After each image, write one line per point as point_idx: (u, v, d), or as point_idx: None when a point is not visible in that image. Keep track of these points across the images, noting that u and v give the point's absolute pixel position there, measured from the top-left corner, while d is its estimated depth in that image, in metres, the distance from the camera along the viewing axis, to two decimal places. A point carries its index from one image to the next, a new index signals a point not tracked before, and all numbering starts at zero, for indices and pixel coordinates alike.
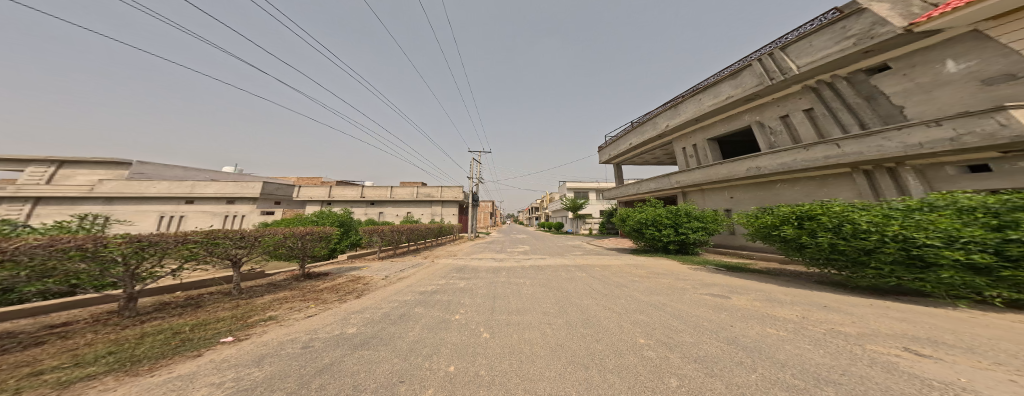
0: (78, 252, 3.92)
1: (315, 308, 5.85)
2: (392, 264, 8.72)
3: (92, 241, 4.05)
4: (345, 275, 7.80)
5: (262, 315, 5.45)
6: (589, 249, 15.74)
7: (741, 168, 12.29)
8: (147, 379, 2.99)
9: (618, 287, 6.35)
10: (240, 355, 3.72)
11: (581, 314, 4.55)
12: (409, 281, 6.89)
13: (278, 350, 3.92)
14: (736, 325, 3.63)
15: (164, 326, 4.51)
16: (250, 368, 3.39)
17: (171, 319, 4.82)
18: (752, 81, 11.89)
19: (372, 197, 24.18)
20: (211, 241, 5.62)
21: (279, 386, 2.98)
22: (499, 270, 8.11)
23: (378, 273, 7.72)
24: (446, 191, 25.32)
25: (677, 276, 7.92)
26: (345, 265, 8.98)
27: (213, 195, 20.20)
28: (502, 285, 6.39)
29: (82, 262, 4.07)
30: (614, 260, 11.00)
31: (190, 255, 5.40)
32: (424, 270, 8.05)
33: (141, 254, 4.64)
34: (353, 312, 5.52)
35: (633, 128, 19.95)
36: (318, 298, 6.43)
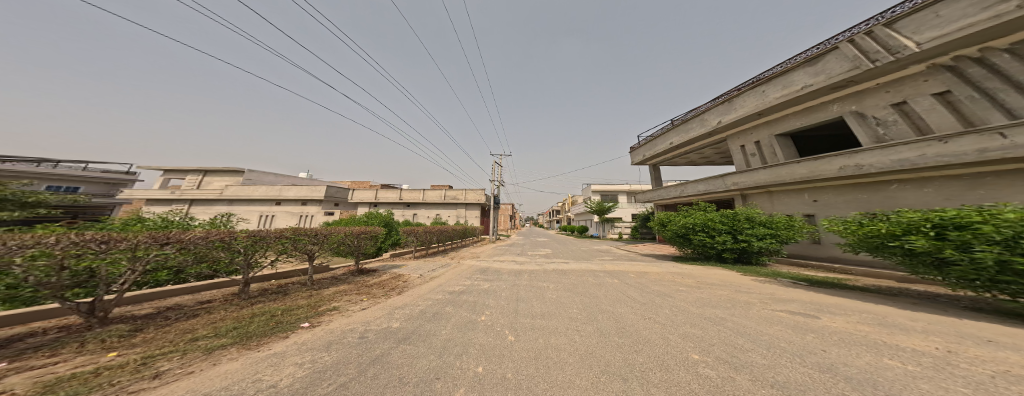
0: (221, 243, 5.07)
1: (366, 301, 6.47)
2: (425, 263, 9.25)
3: (229, 235, 5.18)
4: (390, 272, 8.49)
5: (327, 305, 6.23)
6: (630, 255, 14.38)
7: (830, 167, 9.86)
8: (256, 353, 3.60)
9: (660, 295, 5.58)
10: (315, 339, 4.26)
11: (623, 322, 4.03)
12: (440, 281, 7.13)
13: (340, 338, 4.38)
14: (832, 351, 2.75)
15: (265, 309, 5.43)
16: (317, 351, 3.83)
17: (269, 303, 5.84)
18: (841, 65, 9.55)
19: (408, 200, 26.01)
20: (296, 237, 6.71)
21: (342, 372, 3.27)
22: (522, 273, 7.87)
23: (413, 272, 8.22)
24: (472, 194, 26.16)
25: (738, 288, 6.61)
26: (386, 262, 9.82)
27: (293, 198, 24.56)
28: (525, 288, 6.15)
29: (222, 251, 5.25)
30: (655, 267, 9.79)
31: (283, 249, 6.51)
32: (451, 270, 8.27)
33: (255, 247, 5.79)
34: (395, 307, 5.92)
35: (674, 126, 17.84)
36: (367, 292, 7.13)
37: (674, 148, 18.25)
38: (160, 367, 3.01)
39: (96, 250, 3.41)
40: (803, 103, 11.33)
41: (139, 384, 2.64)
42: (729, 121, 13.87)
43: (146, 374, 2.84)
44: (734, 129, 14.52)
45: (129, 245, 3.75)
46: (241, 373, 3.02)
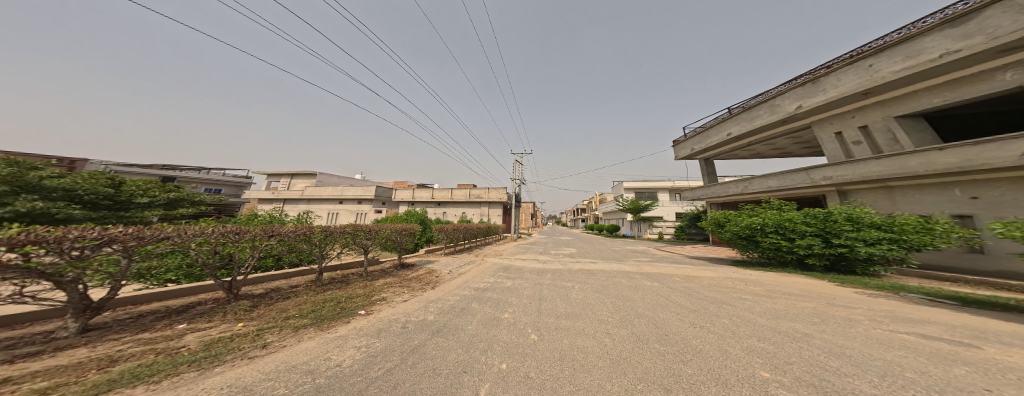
0: (303, 236, 5.98)
1: (407, 294, 6.92)
2: (454, 260, 9.60)
3: (308, 229, 6.09)
4: (424, 267, 8.96)
5: (376, 296, 6.75)
6: (676, 257, 12.89)
7: (1001, 155, 6.92)
8: (330, 333, 4.12)
9: (713, 302, 4.83)
10: (368, 325, 4.68)
11: (665, 329, 3.56)
12: (467, 277, 7.29)
13: (386, 326, 4.74)
14: (981, 391, 1.96)
15: (332, 296, 6.08)
16: (366, 337, 4.20)
17: (337, 290, 6.56)
18: (1015, 16, 6.63)
19: (438, 198, 26.67)
20: (356, 233, 7.53)
21: (385, 359, 3.50)
22: (545, 272, 7.57)
23: (444, 267, 8.56)
24: (495, 192, 26.27)
25: (817, 299, 5.36)
26: (421, 257, 10.42)
27: (346, 197, 27.76)
28: (549, 287, 5.89)
29: (306, 243, 6.22)
30: (702, 271, 8.59)
31: (347, 243, 7.38)
32: (476, 267, 8.40)
33: (327, 239, 6.67)
34: (430, 300, 6.20)
35: (737, 114, 15.07)
36: (408, 284, 7.66)
37: (734, 140, 15.63)
38: (268, 338, 3.62)
39: (232, 237, 4.51)
40: (942, 74, 8.27)
41: (257, 352, 3.20)
42: (820, 103, 10.99)
43: (256, 343, 3.45)
44: (828, 113, 11.46)
45: (251, 236, 4.83)
46: (316, 351, 3.46)
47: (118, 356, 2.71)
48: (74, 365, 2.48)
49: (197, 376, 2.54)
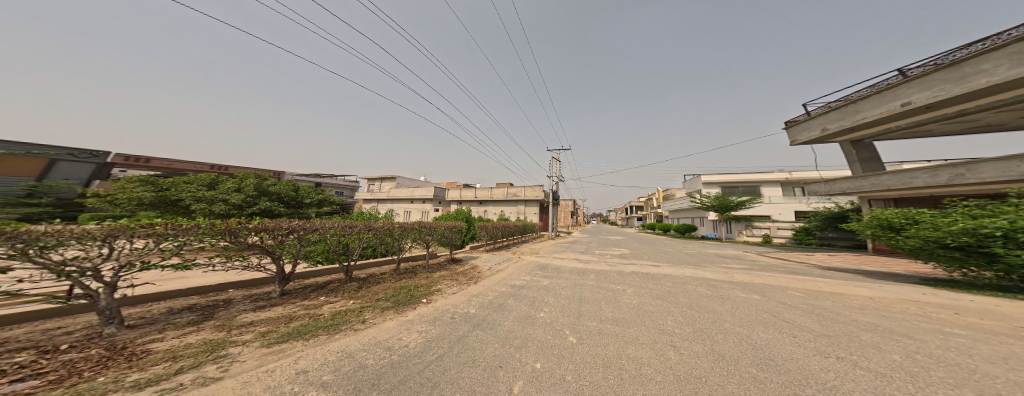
0: (388, 230, 6.92)
1: (456, 283, 7.07)
2: (494, 256, 9.88)
3: (390, 225, 6.98)
4: (466, 263, 9.31)
5: (433, 287, 6.69)
6: (757, 264, 10.74)
7: None
8: (406, 317, 4.72)
9: (825, 324, 3.77)
10: (430, 312, 5.18)
11: (756, 350, 2.94)
12: (504, 274, 7.44)
13: (447, 314, 5.19)
14: None
15: (405, 285, 6.61)
16: (427, 322, 4.67)
17: (407, 280, 6.98)
18: None
19: (479, 198, 27.72)
20: (422, 229, 8.10)
21: (435, 346, 3.82)
22: (586, 272, 7.17)
23: (486, 263, 8.88)
24: (530, 190, 26.05)
25: (983, 324, 3.84)
26: (466, 253, 10.85)
27: (398, 198, 30.86)
28: (590, 289, 5.56)
29: (393, 237, 7.25)
30: (788, 281, 6.99)
31: (416, 237, 8.05)
32: (514, 264, 8.54)
33: (402, 234, 7.45)
34: (472, 294, 6.40)
35: (931, 74, 8.76)
36: (456, 274, 7.78)
37: (920, 111, 9.43)
38: (364, 316, 4.46)
39: (347, 231, 5.84)
40: None
41: (354, 328, 3.97)
42: None
43: (356, 320, 4.26)
44: None
45: (360, 230, 6.12)
46: (388, 334, 4.02)
47: (287, 318, 3.93)
48: (273, 318, 3.89)
49: (316, 343, 3.33)
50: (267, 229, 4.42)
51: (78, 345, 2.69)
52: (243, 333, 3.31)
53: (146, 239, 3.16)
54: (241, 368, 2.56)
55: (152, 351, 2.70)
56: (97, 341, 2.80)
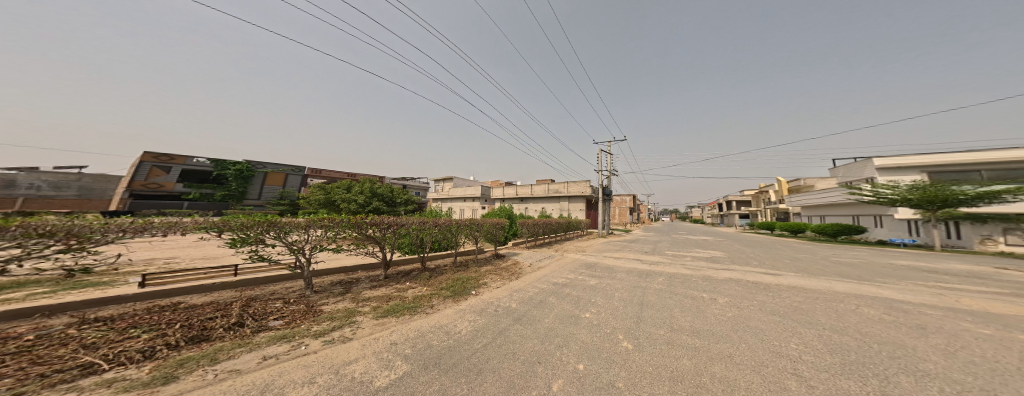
0: (450, 226, 7.75)
1: (501, 279, 7.24)
2: (535, 253, 9.96)
3: (450, 222, 7.76)
4: (508, 258, 9.44)
5: (480, 279, 7.09)
6: (882, 269, 8.31)
7: None
8: (460, 306, 5.18)
9: (1004, 356, 2.66)
10: (479, 304, 5.49)
11: (885, 379, 2.27)
12: (546, 271, 7.44)
13: (501, 308, 5.38)
14: None
15: (461, 277, 7.16)
16: (475, 313, 4.99)
17: (462, 272, 7.59)
18: None
19: (519, 195, 27.66)
20: (472, 226, 8.60)
21: (480, 337, 4.02)
22: (653, 275, 6.67)
23: (527, 260, 9.00)
24: (574, 186, 25.18)
25: None
26: (510, 249, 11.06)
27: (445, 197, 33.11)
28: (647, 292, 5.24)
29: (454, 233, 8.07)
30: (921, 294, 5.33)
31: (469, 233, 8.61)
32: (558, 261, 8.49)
33: (458, 229, 8.16)
34: (513, 288, 6.46)
35: None
36: (500, 270, 7.95)
37: None
38: (433, 302, 5.18)
39: (423, 225, 6.93)
40: None
41: (425, 313, 4.58)
42: None
43: (427, 305, 4.99)
44: None
45: (430, 225, 7.11)
46: (446, 320, 4.44)
47: (387, 298, 5.07)
48: (380, 296, 5.17)
49: (402, 322, 4.11)
50: (378, 223, 5.82)
51: (291, 303, 4.46)
52: (364, 306, 4.59)
53: (318, 230, 5.03)
54: (362, 333, 3.54)
55: (316, 313, 4.11)
56: (299, 303, 4.53)
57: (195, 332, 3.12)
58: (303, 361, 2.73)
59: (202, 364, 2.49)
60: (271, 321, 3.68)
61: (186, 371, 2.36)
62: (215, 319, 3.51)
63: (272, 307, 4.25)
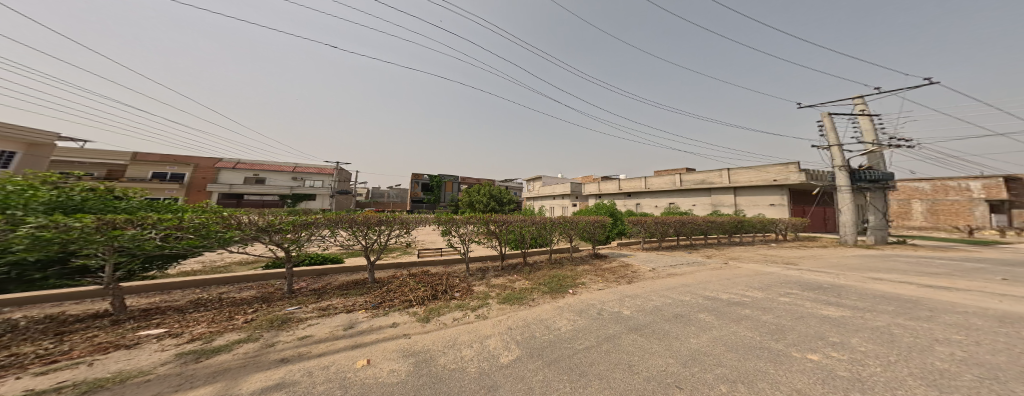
0: (549, 223, 7.96)
1: (603, 283, 6.39)
2: (656, 258, 8.34)
3: (546, 219, 7.95)
4: (618, 261, 8.18)
5: (578, 278, 6.76)
6: None
7: None
8: (558, 303, 5.05)
9: None
10: (578, 304, 5.12)
11: None
12: (682, 280, 5.90)
13: (613, 314, 4.71)
14: None
15: (557, 274, 7.03)
16: (574, 312, 4.73)
17: (559, 270, 7.45)
18: None
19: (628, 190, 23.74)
20: (565, 224, 8.38)
21: (578, 339, 3.70)
22: (886, 304, 4.21)
23: (645, 264, 7.68)
24: (738, 174, 18.22)
25: None
26: (619, 251, 9.74)
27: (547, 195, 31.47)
28: (875, 325, 3.28)
29: (553, 230, 8.16)
30: None
31: (565, 232, 8.40)
32: (700, 272, 6.67)
33: (554, 226, 8.17)
34: (624, 294, 5.50)
35: None
36: (600, 274, 7.04)
37: None
38: (534, 296, 5.35)
39: (531, 224, 7.48)
40: None
41: (527, 306, 4.77)
42: None
43: (530, 298, 5.18)
44: None
45: (536, 224, 7.60)
46: (546, 316, 4.40)
47: (504, 286, 5.82)
48: (501, 285, 5.96)
49: (512, 309, 4.59)
50: (504, 221, 6.87)
51: (454, 283, 5.89)
52: (497, 288, 5.67)
53: (468, 225, 6.38)
54: (492, 314, 4.38)
55: (466, 294, 5.34)
56: (460, 283, 5.97)
57: (433, 295, 5.16)
58: (467, 328, 3.92)
59: (436, 315, 4.36)
60: (451, 295, 5.24)
61: (436, 316, 4.35)
62: (439, 285, 5.57)
63: (457, 283, 6.00)
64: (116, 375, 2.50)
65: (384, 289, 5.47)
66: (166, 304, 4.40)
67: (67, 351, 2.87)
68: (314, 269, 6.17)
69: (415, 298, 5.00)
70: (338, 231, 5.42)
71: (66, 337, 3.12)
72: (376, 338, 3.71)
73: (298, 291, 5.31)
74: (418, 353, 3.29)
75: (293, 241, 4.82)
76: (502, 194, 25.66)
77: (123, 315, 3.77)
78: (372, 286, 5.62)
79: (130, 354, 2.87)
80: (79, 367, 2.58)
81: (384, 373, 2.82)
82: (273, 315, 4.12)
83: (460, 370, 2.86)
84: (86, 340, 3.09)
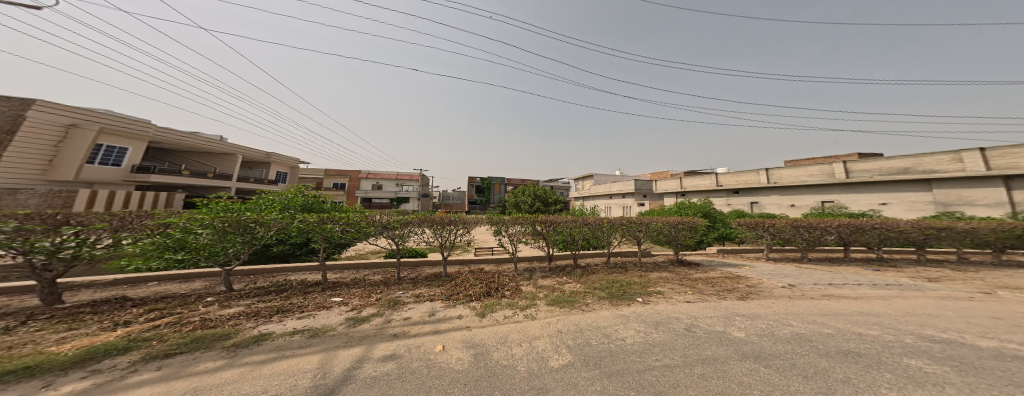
0: (608, 224, 6.41)
1: (694, 296, 4.25)
2: (792, 274, 6.10)
3: (602, 221, 6.44)
4: (722, 271, 5.68)
5: (650, 286, 4.66)
6: None
7: None
8: (621, 311, 3.93)
9: None
10: (650, 314, 3.79)
11: None
12: (866, 308, 4.13)
13: (710, 333, 3.30)
14: None
15: (617, 279, 5.11)
16: (647, 323, 3.60)
17: (620, 275, 5.33)
18: None
19: (731, 185, 16.59)
20: (631, 225, 6.52)
21: (652, 353, 3.01)
22: None
23: (774, 279, 5.54)
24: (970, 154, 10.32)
25: None
26: (721, 260, 7.53)
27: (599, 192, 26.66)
28: None
29: (607, 231, 6.46)
30: None
31: (628, 236, 6.62)
32: (870, 303, 4.38)
33: (613, 228, 6.47)
34: (736, 312, 3.77)
35: None
36: (692, 286, 4.69)
37: None
38: (588, 300, 4.34)
39: (585, 226, 6.28)
40: None
41: (580, 309, 4.06)
42: None
43: (582, 301, 4.30)
44: None
45: (592, 225, 6.31)
46: (606, 322, 3.71)
47: (553, 287, 5.06)
48: (548, 286, 5.18)
49: (565, 312, 4.07)
50: (551, 222, 6.02)
51: (504, 281, 5.66)
52: (548, 292, 4.90)
53: (515, 225, 5.88)
54: (541, 315, 4.13)
55: (516, 292, 5.07)
56: (510, 281, 5.68)
57: (487, 292, 5.17)
58: (517, 326, 3.96)
59: (490, 311, 4.44)
60: (502, 293, 5.08)
61: (490, 311, 4.43)
62: (492, 284, 5.52)
63: (505, 282, 5.69)
64: (322, 328, 4.13)
65: (454, 283, 5.79)
66: (344, 277, 6.31)
67: (308, 305, 4.93)
68: (410, 260, 6.95)
69: (473, 293, 5.14)
70: (426, 229, 5.94)
71: (306, 297, 5.30)
72: (445, 327, 4.08)
73: (403, 278, 6.19)
74: (489, 349, 3.60)
75: (399, 235, 5.71)
76: (547, 194, 24.87)
77: (325, 285, 5.77)
78: (446, 279, 6.01)
79: (328, 313, 4.59)
80: (310, 318, 4.45)
81: (452, 361, 3.37)
82: (390, 298, 5.15)
83: (512, 367, 3.27)
84: (313, 300, 5.14)
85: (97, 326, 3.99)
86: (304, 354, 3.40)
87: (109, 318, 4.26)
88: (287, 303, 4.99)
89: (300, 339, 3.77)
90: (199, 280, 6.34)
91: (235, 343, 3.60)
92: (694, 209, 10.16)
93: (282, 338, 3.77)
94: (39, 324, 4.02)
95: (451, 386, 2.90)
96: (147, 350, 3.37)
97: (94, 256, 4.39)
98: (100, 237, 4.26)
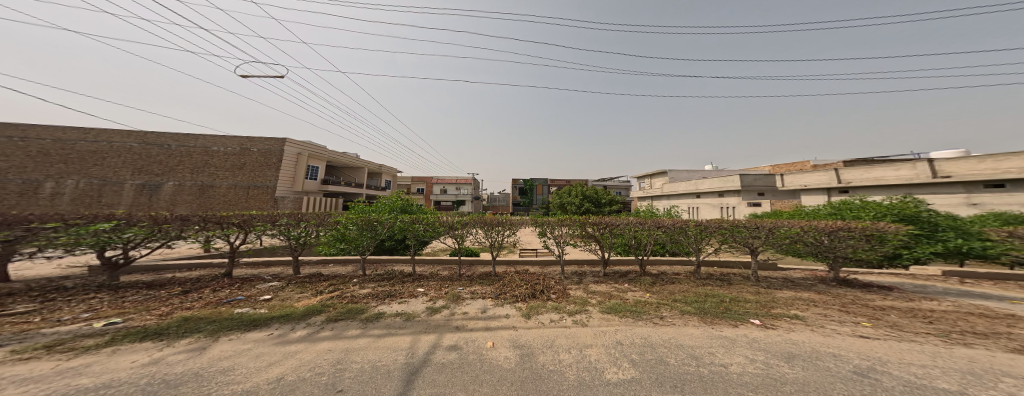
0: (691, 226, 4.92)
1: (876, 330, 2.50)
2: None
3: (683, 222, 5.00)
4: (940, 301, 3.26)
5: (777, 309, 3.10)
6: None
7: None
8: (721, 332, 2.77)
9: None
10: (776, 342, 2.46)
11: None
12: None
13: (924, 389, 1.68)
14: None
15: (712, 293, 3.76)
16: (768, 352, 2.34)
17: (717, 288, 3.90)
18: None
19: (967, 174, 9.64)
20: (734, 229, 4.75)
21: (782, 392, 1.84)
22: None
23: None
24: None
25: None
26: (944, 286, 4.22)
27: (678, 191, 20.75)
28: None
29: (690, 234, 4.96)
30: None
31: (725, 242, 4.88)
32: None
33: (699, 230, 4.91)
34: (1001, 365, 1.90)
35: None
36: (872, 316, 2.82)
37: None
38: (663, 313, 3.36)
39: (659, 229, 5.04)
40: None
41: (651, 323, 3.17)
42: None
43: (654, 313, 3.37)
44: None
45: (670, 228, 5.00)
46: (695, 342, 2.67)
47: (610, 294, 4.23)
48: (602, 292, 4.39)
49: (628, 323, 3.28)
50: (609, 224, 5.14)
51: (550, 283, 5.20)
52: (606, 298, 4.10)
53: (562, 227, 5.35)
54: (594, 322, 3.48)
55: (563, 296, 4.55)
56: (556, 284, 5.19)
57: (533, 293, 4.87)
58: (564, 332, 3.48)
59: (536, 313, 4.12)
60: (547, 296, 4.66)
61: (535, 314, 4.10)
62: (538, 285, 5.18)
63: (551, 284, 5.23)
64: (411, 313, 4.93)
65: (501, 283, 5.79)
66: (426, 271, 7.48)
67: (404, 292, 6.05)
68: (467, 258, 7.54)
69: (519, 294, 4.95)
70: (479, 230, 6.37)
71: (404, 284, 6.57)
72: (497, 324, 4.06)
73: (462, 275, 6.75)
74: (541, 350, 3.26)
75: (460, 236, 6.33)
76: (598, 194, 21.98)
77: (414, 276, 6.99)
78: (495, 278, 6.12)
79: (416, 301, 5.45)
80: (406, 303, 5.40)
81: (500, 357, 3.24)
82: (455, 291, 5.69)
83: (559, 373, 2.76)
84: (406, 288, 6.26)
85: (313, 291, 6.28)
86: (401, 334, 4.09)
87: (315, 287, 6.59)
88: (393, 288, 6.30)
89: (400, 321, 4.58)
90: (349, 264, 8.99)
91: (367, 317, 4.75)
92: (878, 210, 6.36)
93: (390, 318, 4.72)
94: (292, 286, 6.66)
95: (499, 383, 2.73)
96: (328, 313, 4.91)
97: (311, 241, 7.03)
98: (311, 228, 6.86)
